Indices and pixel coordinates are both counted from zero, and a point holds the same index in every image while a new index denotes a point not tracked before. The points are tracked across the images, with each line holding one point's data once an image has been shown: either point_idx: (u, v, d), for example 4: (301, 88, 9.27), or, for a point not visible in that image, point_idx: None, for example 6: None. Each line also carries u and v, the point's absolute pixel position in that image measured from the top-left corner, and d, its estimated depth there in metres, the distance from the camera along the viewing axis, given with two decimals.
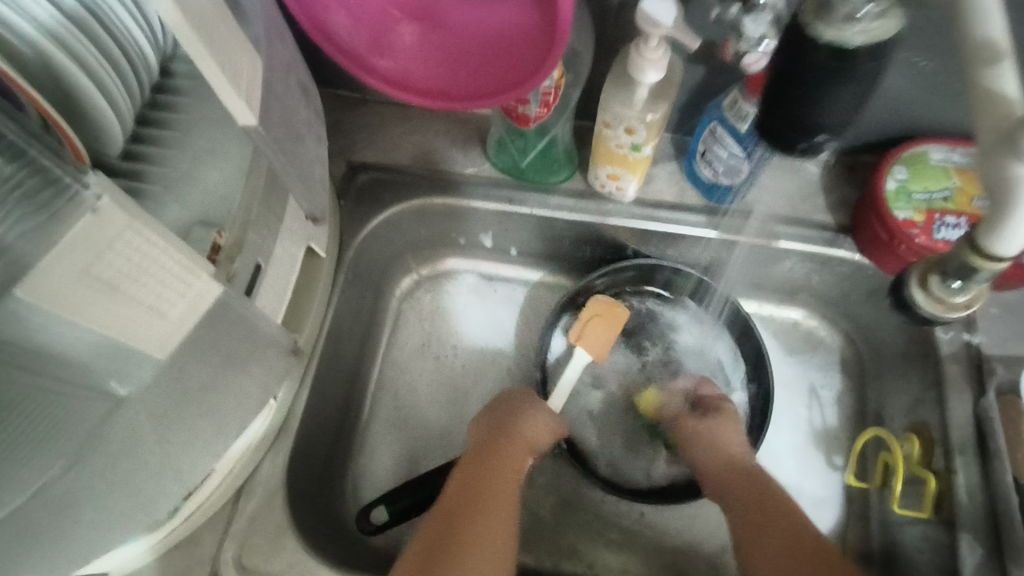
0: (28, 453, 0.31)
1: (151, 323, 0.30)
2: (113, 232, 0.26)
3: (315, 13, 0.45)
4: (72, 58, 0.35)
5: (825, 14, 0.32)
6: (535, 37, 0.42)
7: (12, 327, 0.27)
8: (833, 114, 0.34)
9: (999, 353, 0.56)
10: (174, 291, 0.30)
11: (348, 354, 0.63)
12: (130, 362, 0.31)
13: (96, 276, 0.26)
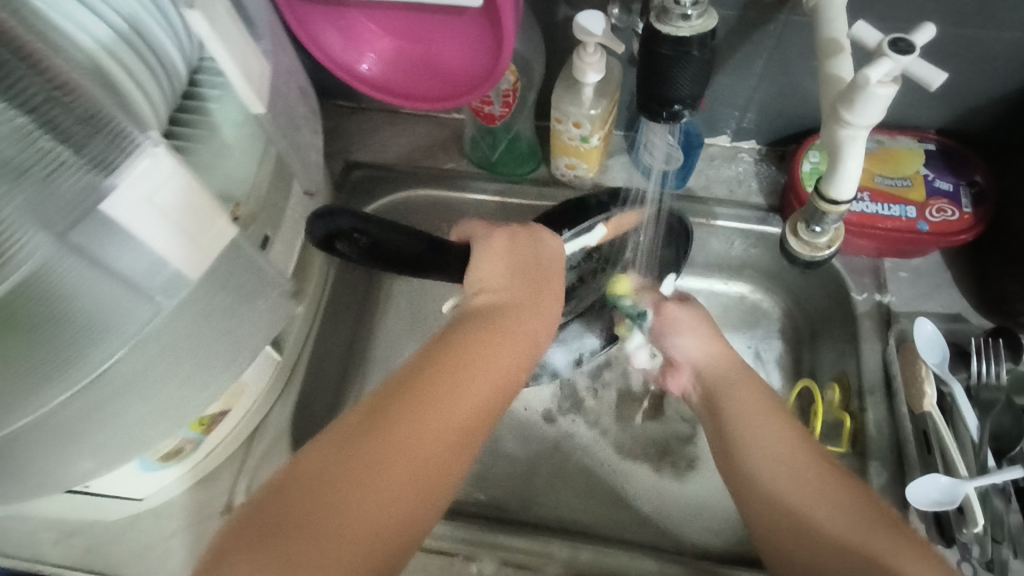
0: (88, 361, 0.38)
1: (187, 248, 0.38)
2: (165, 170, 0.34)
3: (309, 29, 0.54)
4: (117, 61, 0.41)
5: (663, 13, 0.40)
6: (490, 44, 0.52)
7: (85, 247, 0.33)
8: (686, 87, 0.41)
9: (907, 310, 0.64)
10: (203, 225, 0.38)
11: (344, 325, 0.72)
12: (174, 281, 0.38)
13: (154, 204, 0.34)
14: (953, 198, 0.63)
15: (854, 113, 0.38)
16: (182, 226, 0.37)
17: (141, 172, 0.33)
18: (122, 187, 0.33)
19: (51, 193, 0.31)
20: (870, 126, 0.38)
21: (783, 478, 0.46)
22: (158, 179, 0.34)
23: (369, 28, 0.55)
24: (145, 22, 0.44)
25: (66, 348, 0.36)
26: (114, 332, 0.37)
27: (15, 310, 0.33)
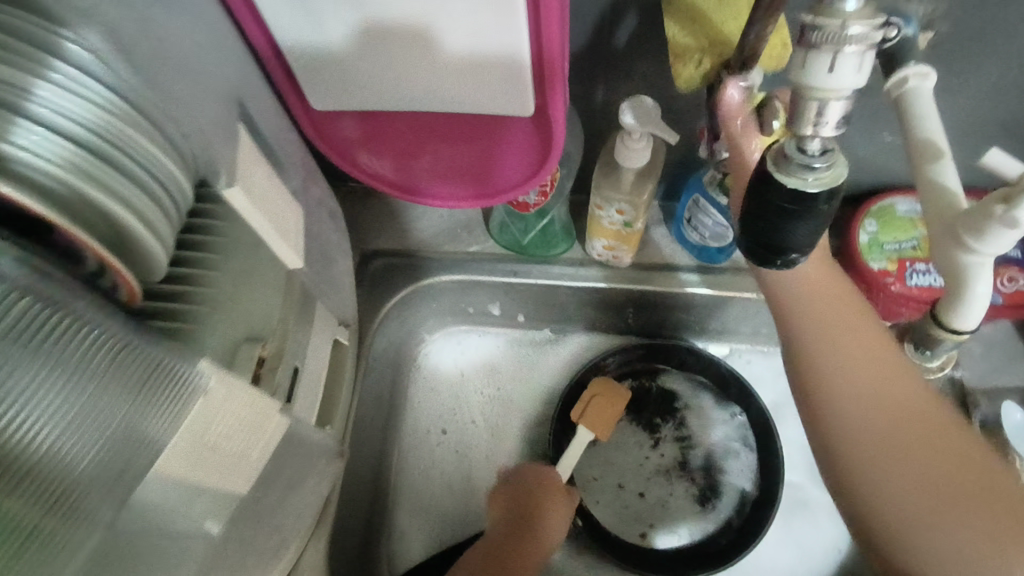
0: None
1: (237, 467, 0.35)
2: (215, 401, 0.32)
3: (337, 143, 0.49)
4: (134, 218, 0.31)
5: (782, 155, 0.29)
6: (529, 140, 0.47)
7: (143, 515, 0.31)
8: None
9: (983, 386, 0.60)
10: (253, 435, 0.36)
11: (376, 435, 0.68)
12: (226, 500, 0.36)
13: (208, 444, 0.32)
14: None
15: (983, 245, 0.34)
16: (234, 450, 0.35)
17: (200, 416, 0.31)
18: (177, 442, 0.31)
19: (88, 455, 0.27)
20: (998, 253, 0.34)
21: (905, 503, 0.45)
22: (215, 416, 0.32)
23: (401, 133, 0.48)
24: (154, 163, 0.33)
25: None
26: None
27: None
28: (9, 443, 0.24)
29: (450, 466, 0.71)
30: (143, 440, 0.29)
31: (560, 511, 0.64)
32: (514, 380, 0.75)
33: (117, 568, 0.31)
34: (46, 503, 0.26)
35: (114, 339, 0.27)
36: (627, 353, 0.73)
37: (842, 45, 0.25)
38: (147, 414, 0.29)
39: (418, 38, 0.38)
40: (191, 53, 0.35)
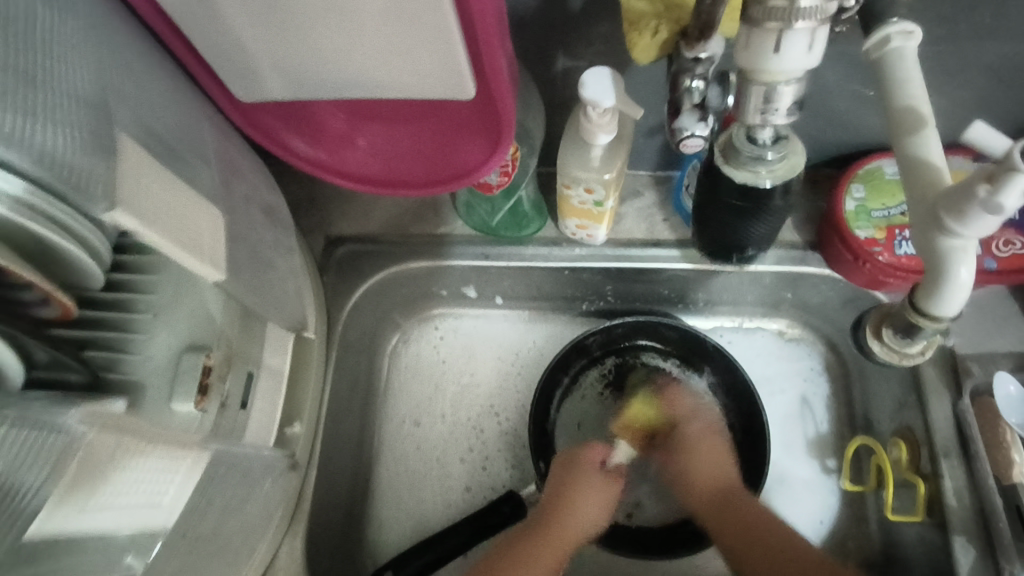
0: None
1: (151, 507, 0.34)
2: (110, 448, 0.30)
3: (275, 133, 0.46)
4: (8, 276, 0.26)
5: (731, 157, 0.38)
6: (479, 114, 0.44)
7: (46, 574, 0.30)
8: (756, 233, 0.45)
9: (974, 353, 0.58)
10: (163, 475, 0.35)
11: (352, 427, 0.67)
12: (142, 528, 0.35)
13: (100, 491, 0.30)
14: (1021, 228, 0.55)
15: (966, 225, 0.30)
16: (147, 484, 0.33)
17: (82, 470, 0.28)
18: (58, 489, 0.28)
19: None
20: (981, 236, 0.31)
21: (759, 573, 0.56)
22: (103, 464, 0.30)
23: (333, 116, 0.46)
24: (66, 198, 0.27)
25: None
26: None
27: None
28: None
29: (426, 451, 0.70)
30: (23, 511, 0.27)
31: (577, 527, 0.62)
32: (491, 362, 0.74)
33: None
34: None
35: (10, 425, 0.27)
36: (608, 332, 0.72)
37: (792, 22, 0.27)
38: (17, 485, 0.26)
39: (330, 18, 0.34)
40: (86, 43, 0.31)
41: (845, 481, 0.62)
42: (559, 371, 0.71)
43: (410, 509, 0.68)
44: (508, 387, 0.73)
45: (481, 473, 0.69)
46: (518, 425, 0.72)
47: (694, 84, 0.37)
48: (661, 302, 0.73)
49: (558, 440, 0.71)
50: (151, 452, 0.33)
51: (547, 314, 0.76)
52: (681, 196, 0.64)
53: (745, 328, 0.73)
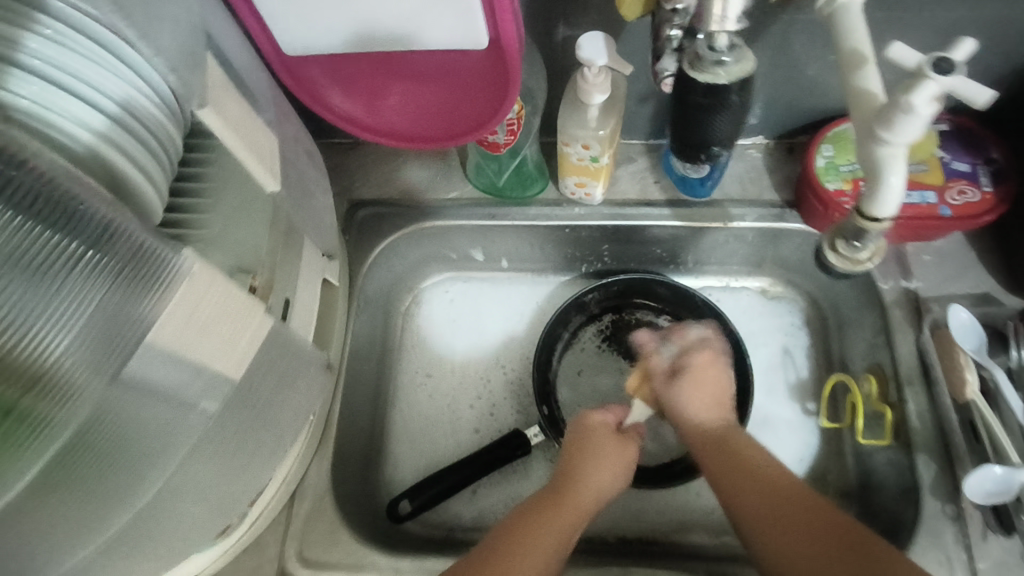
0: (128, 476, 0.37)
1: (227, 352, 0.39)
2: (206, 285, 0.35)
3: (313, 89, 0.53)
4: (93, 180, 0.31)
5: (697, 61, 0.44)
6: (489, 71, 0.50)
7: (126, 412, 0.35)
8: (721, 132, 0.49)
9: (935, 295, 0.64)
10: (238, 331, 0.39)
11: (369, 374, 0.73)
12: (220, 382, 0.39)
13: (195, 322, 0.35)
14: (972, 178, 0.62)
15: (894, 133, 0.36)
16: (226, 337, 0.38)
17: (186, 292, 0.34)
18: (168, 313, 0.33)
19: (75, 308, 0.30)
20: (910, 141, 0.37)
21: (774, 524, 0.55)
22: (200, 297, 0.35)
23: (365, 73, 0.52)
24: (140, 99, 0.37)
25: (111, 478, 0.36)
26: (148, 477, 0.38)
27: (79, 452, 0.33)
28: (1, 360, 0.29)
29: (438, 398, 0.76)
30: (130, 328, 0.32)
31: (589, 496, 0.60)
32: (498, 318, 0.80)
33: (100, 448, 0.34)
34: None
35: (116, 266, 0.31)
36: (606, 290, 0.78)
37: None
38: (126, 302, 0.32)
39: None
40: None
41: (822, 416, 0.68)
42: (560, 325, 0.77)
43: (424, 450, 0.74)
44: (513, 341, 0.79)
45: (488, 418, 0.75)
46: (523, 375, 0.78)
47: (673, 33, 0.44)
48: (653, 261, 0.79)
49: (561, 393, 0.76)
50: (232, 299, 0.38)
51: (549, 276, 0.82)
52: (669, 159, 0.71)
53: (731, 287, 0.79)
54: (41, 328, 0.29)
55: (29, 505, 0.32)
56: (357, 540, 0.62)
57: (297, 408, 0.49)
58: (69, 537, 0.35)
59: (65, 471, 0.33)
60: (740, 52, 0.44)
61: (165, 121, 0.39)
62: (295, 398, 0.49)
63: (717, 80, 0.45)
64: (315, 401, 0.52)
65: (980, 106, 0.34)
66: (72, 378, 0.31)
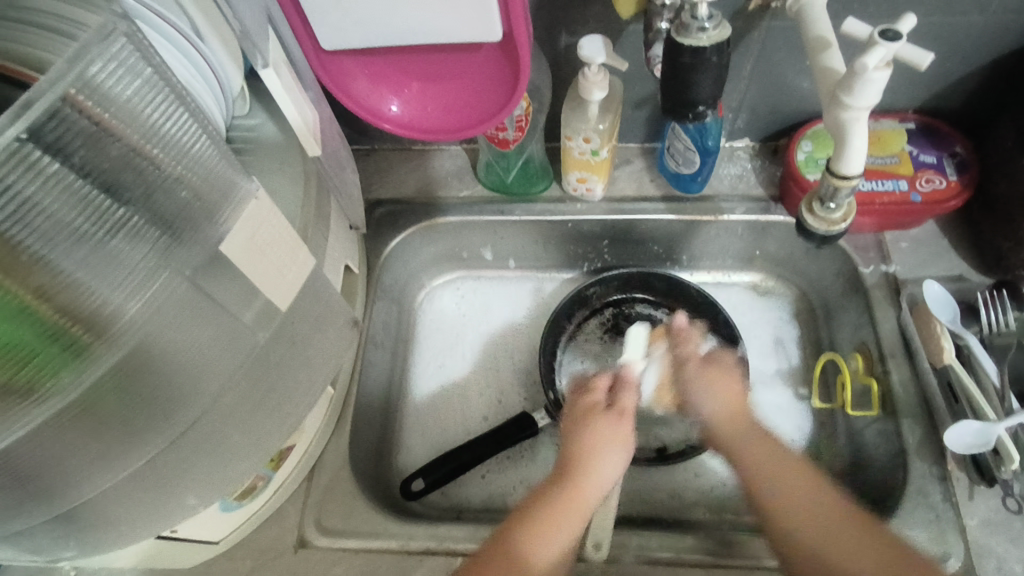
0: (182, 396, 0.41)
1: (279, 279, 0.44)
2: (264, 212, 0.41)
3: (343, 84, 0.60)
4: (152, 135, 0.33)
5: (683, 29, 0.45)
6: (502, 66, 0.57)
7: (178, 334, 0.39)
8: (706, 90, 0.47)
9: (913, 277, 0.69)
10: (289, 262, 0.44)
11: (385, 362, 0.77)
12: (268, 313, 0.44)
13: (257, 240, 0.41)
14: (939, 168, 0.68)
15: (855, 96, 0.42)
16: (277, 264, 0.43)
17: (247, 213, 0.39)
18: (235, 230, 0.39)
19: (147, 234, 0.35)
20: (869, 107, 0.43)
21: (805, 526, 0.53)
22: (263, 218, 0.41)
23: (389, 68, 0.59)
24: (194, 82, 0.44)
25: (165, 401, 0.40)
26: (188, 407, 0.42)
27: (130, 379, 0.37)
28: (76, 294, 0.32)
29: (448, 386, 0.80)
30: (199, 248, 0.37)
31: (602, 473, 0.58)
32: (504, 312, 0.85)
33: (150, 373, 0.38)
34: (72, 250, 0.32)
35: (178, 202, 0.36)
36: (606, 283, 0.82)
37: None
38: (189, 227, 0.37)
39: None
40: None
41: (813, 395, 0.71)
42: (564, 318, 0.81)
43: (435, 433, 0.77)
44: (520, 334, 0.83)
45: (497, 406, 0.78)
46: (529, 364, 0.81)
47: (663, 26, 0.52)
48: (650, 258, 0.84)
49: (561, 381, 0.78)
50: (287, 231, 0.43)
51: (554, 274, 0.87)
52: (663, 159, 0.77)
53: (724, 283, 0.84)
54: (118, 253, 0.34)
55: (79, 420, 0.36)
56: (372, 511, 0.64)
57: (323, 366, 0.53)
58: (112, 449, 0.39)
59: (112, 396, 0.37)
60: (719, 21, 0.45)
61: (210, 100, 0.46)
62: (324, 357, 0.54)
63: (700, 43, 0.44)
64: (338, 362, 0.55)
65: (923, 68, 0.42)
66: (129, 309, 0.35)
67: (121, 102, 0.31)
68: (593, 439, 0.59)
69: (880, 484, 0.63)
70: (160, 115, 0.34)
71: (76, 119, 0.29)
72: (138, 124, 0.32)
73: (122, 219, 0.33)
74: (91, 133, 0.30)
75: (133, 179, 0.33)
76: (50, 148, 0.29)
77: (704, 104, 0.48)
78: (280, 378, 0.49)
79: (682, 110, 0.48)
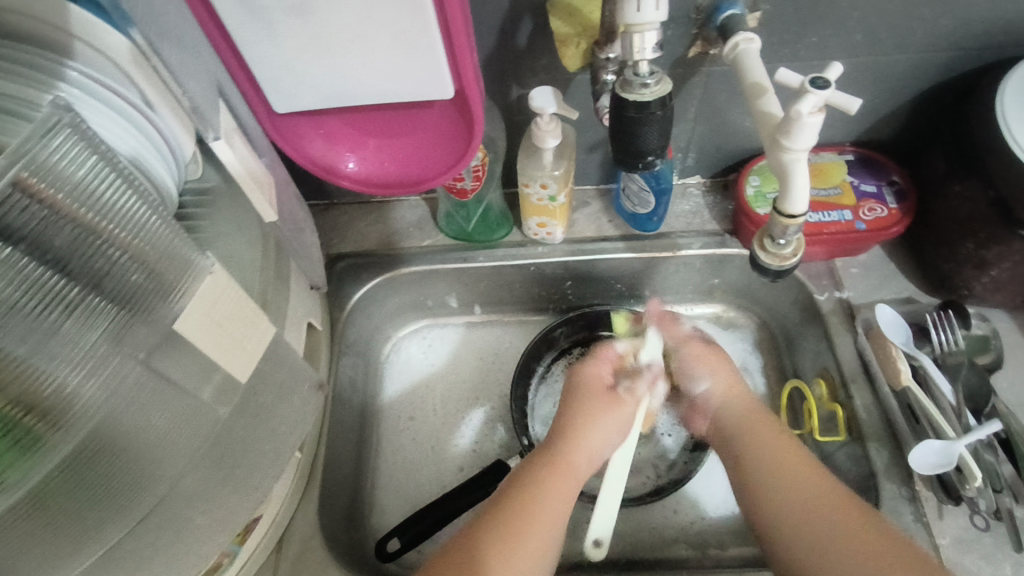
0: (139, 484, 0.39)
1: (238, 353, 0.42)
2: (222, 286, 0.40)
3: (298, 144, 0.60)
4: (105, 215, 0.33)
5: (627, 86, 0.47)
6: (456, 120, 0.58)
7: (133, 418, 0.37)
8: (653, 141, 0.48)
9: (865, 301, 0.72)
10: (248, 333, 0.43)
11: (353, 420, 0.75)
12: (228, 390, 0.43)
13: (214, 315, 0.39)
14: (879, 197, 0.71)
15: (793, 138, 0.44)
16: (236, 337, 0.42)
17: (205, 289, 0.38)
18: (190, 308, 0.37)
19: (103, 313, 0.34)
20: (808, 148, 0.45)
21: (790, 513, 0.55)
22: (220, 292, 0.39)
23: (344, 128, 0.60)
24: (143, 153, 0.44)
25: (121, 488, 0.38)
26: (144, 493, 0.40)
27: (83, 468, 0.35)
28: (25, 382, 0.31)
29: (419, 439, 0.78)
30: (154, 327, 0.36)
31: (597, 448, 0.62)
32: (472, 358, 0.84)
33: (104, 459, 0.36)
34: (24, 337, 0.30)
35: (133, 282, 0.35)
36: (573, 323, 0.82)
37: None
38: (144, 308, 0.35)
39: (353, 44, 0.49)
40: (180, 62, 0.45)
41: (782, 423, 0.73)
42: (533, 360, 0.81)
43: (408, 488, 0.75)
44: (491, 380, 0.82)
45: (470, 456, 0.77)
46: (501, 410, 0.80)
47: (608, 78, 0.54)
48: (613, 296, 0.85)
49: (534, 427, 0.77)
50: (241, 298, 0.41)
51: (521, 316, 0.87)
52: (619, 199, 0.79)
53: (687, 316, 0.85)
54: (70, 336, 0.32)
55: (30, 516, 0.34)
56: None
57: (288, 433, 0.52)
58: (61, 548, 0.37)
59: (66, 487, 0.35)
60: (659, 76, 0.47)
61: (161, 172, 0.46)
62: (290, 423, 0.52)
63: (643, 99, 0.46)
64: (305, 428, 0.54)
65: (853, 111, 0.44)
66: (82, 394, 0.34)
67: (77, 182, 0.31)
68: (590, 413, 0.63)
69: None
70: (115, 193, 0.33)
71: (30, 201, 0.29)
72: (92, 205, 0.32)
73: (75, 301, 0.32)
74: (45, 217, 0.30)
75: (87, 261, 0.32)
76: (1, 233, 0.28)
77: (654, 153, 0.49)
78: (243, 451, 0.47)
79: (632, 160, 0.49)
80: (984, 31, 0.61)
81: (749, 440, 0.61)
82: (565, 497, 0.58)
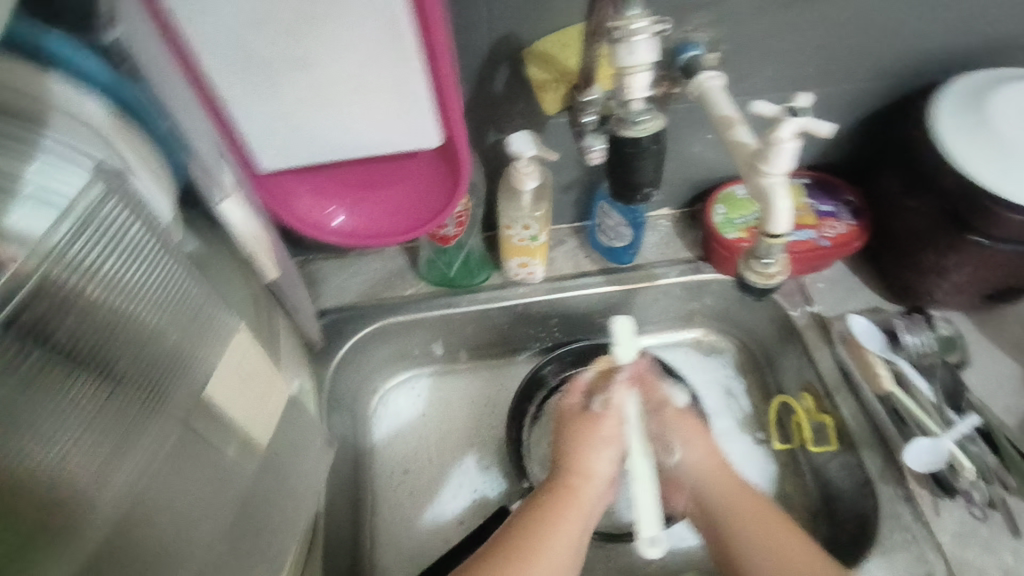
0: (180, 547, 0.41)
1: (261, 408, 0.49)
2: (244, 344, 0.47)
3: (283, 202, 0.59)
4: (142, 296, 0.38)
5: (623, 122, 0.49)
6: (443, 166, 0.58)
7: (175, 477, 0.41)
8: (648, 173, 0.51)
9: (836, 314, 0.76)
10: (262, 387, 0.49)
11: (347, 482, 0.72)
12: (252, 443, 0.48)
13: (236, 371, 0.46)
14: (836, 216, 0.76)
15: (771, 164, 0.47)
16: (255, 395, 0.48)
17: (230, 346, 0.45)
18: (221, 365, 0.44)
19: (144, 385, 0.39)
20: (785, 173, 0.48)
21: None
22: (244, 351, 0.47)
23: (330, 182, 0.60)
24: None
25: (161, 553, 0.40)
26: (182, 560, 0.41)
27: (134, 531, 0.38)
28: (77, 455, 0.35)
29: (414, 493, 0.76)
30: (190, 388, 0.42)
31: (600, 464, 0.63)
32: (462, 404, 0.83)
33: (144, 522, 0.39)
34: (58, 414, 0.34)
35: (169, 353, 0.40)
36: (561, 360, 0.83)
37: (634, 34, 0.45)
38: (182, 374, 0.41)
39: (343, 99, 0.50)
40: None
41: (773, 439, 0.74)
42: (526, 401, 0.80)
43: (409, 547, 0.72)
44: (484, 425, 0.81)
45: (471, 507, 0.75)
46: (497, 455, 0.79)
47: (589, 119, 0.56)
48: (597, 329, 0.86)
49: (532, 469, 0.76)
50: (258, 358, 0.49)
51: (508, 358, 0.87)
52: (595, 235, 0.81)
53: (669, 343, 0.87)
54: (114, 409, 0.37)
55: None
56: None
57: None
58: None
59: (119, 552, 0.37)
60: (652, 112, 0.50)
61: None
62: None
63: (639, 135, 0.49)
64: None
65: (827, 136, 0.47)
66: (129, 458, 0.38)
67: (112, 272, 0.36)
68: (579, 439, 0.64)
69: (855, 515, 0.66)
70: (148, 276, 0.39)
71: (71, 292, 0.33)
72: (125, 288, 0.37)
73: (120, 376, 0.37)
74: (83, 307, 0.34)
75: (128, 340, 0.37)
76: (42, 326, 0.32)
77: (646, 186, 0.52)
78: None
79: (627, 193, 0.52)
80: (915, 60, 0.68)
81: (733, 515, 0.60)
82: (577, 511, 0.59)
